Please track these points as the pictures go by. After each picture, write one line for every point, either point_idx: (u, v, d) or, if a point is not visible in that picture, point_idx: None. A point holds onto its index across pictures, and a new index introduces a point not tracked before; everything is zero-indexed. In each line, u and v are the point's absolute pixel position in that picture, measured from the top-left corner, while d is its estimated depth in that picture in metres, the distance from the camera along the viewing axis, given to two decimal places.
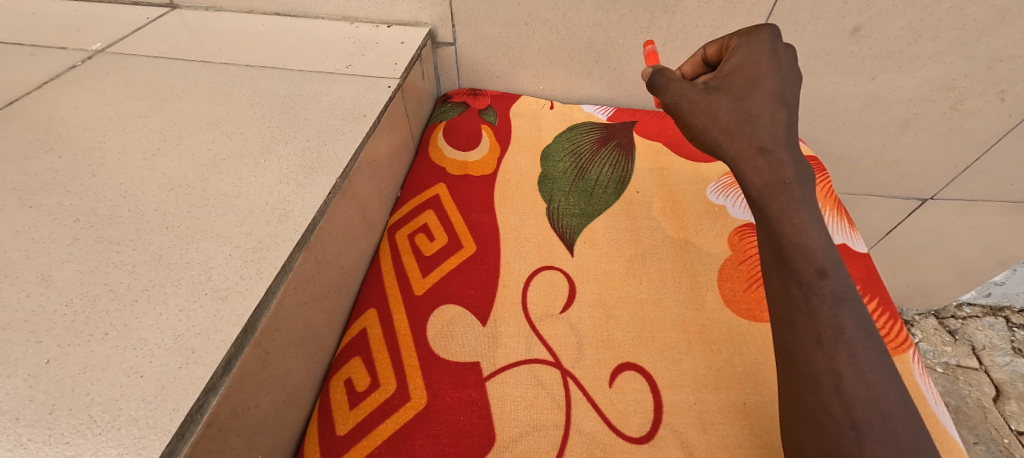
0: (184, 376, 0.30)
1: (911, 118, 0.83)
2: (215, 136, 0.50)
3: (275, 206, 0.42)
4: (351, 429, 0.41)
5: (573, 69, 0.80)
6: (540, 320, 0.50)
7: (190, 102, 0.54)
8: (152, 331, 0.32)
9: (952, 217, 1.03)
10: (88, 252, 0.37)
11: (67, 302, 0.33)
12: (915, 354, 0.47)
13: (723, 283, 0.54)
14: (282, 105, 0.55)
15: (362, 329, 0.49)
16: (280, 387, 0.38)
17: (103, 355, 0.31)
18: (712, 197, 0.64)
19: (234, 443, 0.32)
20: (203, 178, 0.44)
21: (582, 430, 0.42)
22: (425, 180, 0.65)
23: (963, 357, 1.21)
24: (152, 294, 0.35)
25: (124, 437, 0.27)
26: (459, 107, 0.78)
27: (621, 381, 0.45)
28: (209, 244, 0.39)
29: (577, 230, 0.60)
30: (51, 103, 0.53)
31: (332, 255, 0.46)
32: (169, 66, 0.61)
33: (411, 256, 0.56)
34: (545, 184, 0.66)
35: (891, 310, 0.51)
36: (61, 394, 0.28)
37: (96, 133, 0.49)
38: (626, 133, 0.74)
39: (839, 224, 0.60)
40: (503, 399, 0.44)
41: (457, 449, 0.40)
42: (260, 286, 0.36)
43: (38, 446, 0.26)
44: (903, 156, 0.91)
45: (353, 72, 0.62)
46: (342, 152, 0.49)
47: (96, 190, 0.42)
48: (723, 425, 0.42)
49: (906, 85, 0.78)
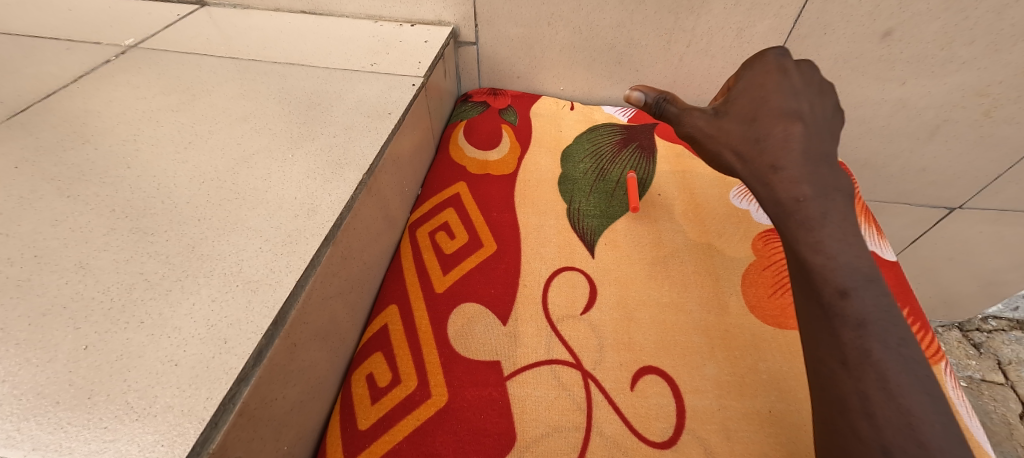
0: (217, 366, 0.30)
1: (941, 125, 0.81)
2: (244, 130, 0.50)
3: (303, 200, 0.43)
4: (372, 424, 0.41)
5: (594, 70, 0.80)
6: (560, 320, 0.50)
7: (220, 97, 0.55)
8: (186, 320, 0.33)
9: (981, 227, 1.00)
10: (123, 242, 0.38)
11: (104, 290, 0.34)
12: (947, 366, 0.46)
13: (746, 288, 0.53)
14: (309, 102, 0.56)
15: (384, 324, 0.49)
16: (306, 379, 0.38)
17: (139, 342, 0.31)
18: (735, 201, 0.63)
19: (262, 433, 0.33)
20: (233, 172, 0.45)
21: (603, 433, 0.41)
22: (446, 178, 0.66)
23: (988, 372, 1.18)
24: (185, 284, 0.35)
25: (160, 423, 0.27)
26: (479, 106, 0.78)
27: (643, 385, 0.45)
28: (239, 237, 0.39)
29: (597, 232, 0.60)
30: (87, 97, 0.54)
31: (356, 250, 0.46)
32: (198, 62, 0.62)
33: (432, 254, 0.56)
34: (565, 185, 0.66)
35: (922, 320, 0.49)
36: (100, 379, 0.29)
37: (130, 126, 0.50)
38: (647, 135, 0.74)
39: (866, 232, 0.59)
40: (523, 398, 0.44)
41: (478, 447, 0.40)
42: (290, 279, 0.36)
43: (79, 430, 0.27)
44: (931, 163, 0.88)
45: (378, 70, 0.63)
46: (367, 149, 0.50)
47: (130, 182, 0.43)
48: (747, 432, 0.41)
49: (936, 91, 0.76)
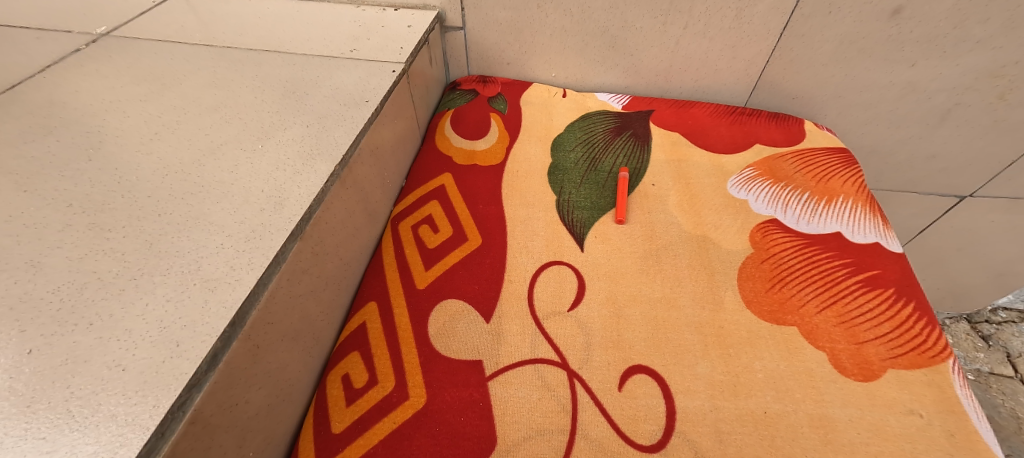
0: (167, 371, 0.28)
1: (953, 109, 0.77)
2: (214, 120, 0.48)
3: (270, 193, 0.41)
4: (347, 427, 0.40)
5: (588, 55, 0.77)
6: (546, 317, 0.48)
7: (191, 86, 0.53)
8: (138, 322, 0.31)
9: (992, 216, 0.97)
10: (78, 239, 0.36)
11: (54, 290, 0.32)
12: (955, 364, 0.43)
13: (743, 282, 0.50)
14: (283, 90, 0.53)
15: (362, 322, 0.47)
16: (273, 382, 0.36)
17: (86, 346, 0.29)
18: (733, 191, 0.61)
19: (221, 440, 0.31)
20: (199, 164, 0.43)
21: (588, 436, 0.39)
22: (431, 169, 0.63)
23: (997, 365, 1.18)
24: (140, 283, 0.33)
25: (102, 434, 0.26)
26: (468, 94, 0.76)
27: (631, 385, 0.43)
28: (201, 233, 0.37)
29: (587, 224, 0.57)
30: (53, 86, 0.52)
31: (330, 245, 0.44)
32: (171, 50, 0.59)
33: (414, 248, 0.54)
34: (555, 175, 0.63)
35: (929, 315, 0.47)
36: (42, 387, 0.27)
37: (95, 117, 0.48)
38: (642, 123, 0.71)
39: (871, 222, 0.56)
40: (505, 400, 0.41)
41: (456, 452, 0.38)
42: (250, 278, 0.34)
43: (14, 441, 0.25)
44: (941, 150, 0.85)
45: (358, 56, 0.60)
46: (342, 138, 0.47)
47: (91, 175, 0.41)
48: (740, 435, 0.39)
49: (948, 73, 0.72)
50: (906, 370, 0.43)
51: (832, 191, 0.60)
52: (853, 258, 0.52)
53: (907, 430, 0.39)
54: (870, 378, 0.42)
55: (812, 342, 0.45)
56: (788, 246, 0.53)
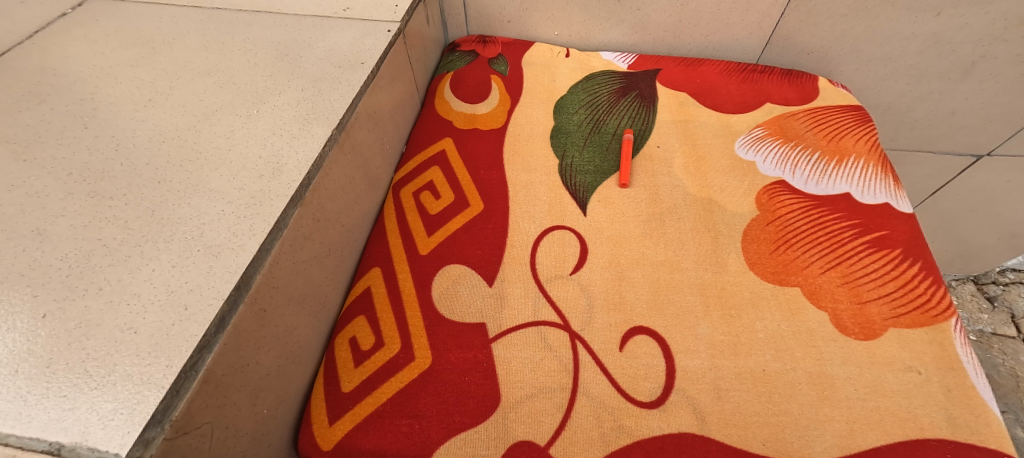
0: (177, 333, 0.29)
1: (978, 61, 0.73)
2: (207, 85, 0.47)
3: (268, 159, 0.40)
4: (356, 386, 0.41)
5: (592, 11, 0.73)
6: (549, 281, 0.48)
7: (181, 50, 0.51)
8: (146, 287, 0.31)
9: (1009, 176, 0.94)
10: (81, 207, 0.36)
11: (62, 257, 0.33)
12: (958, 323, 0.43)
13: (747, 244, 0.50)
14: (276, 53, 0.52)
15: (367, 287, 0.48)
16: (282, 344, 0.37)
17: (97, 310, 0.30)
18: (741, 152, 0.59)
19: (235, 398, 0.32)
20: (195, 130, 0.42)
21: (589, 394, 0.40)
22: (431, 134, 0.62)
23: (1000, 325, 1.18)
24: (145, 250, 0.33)
25: (119, 392, 0.27)
26: (468, 56, 0.73)
27: (632, 346, 0.43)
28: (201, 200, 0.37)
29: (590, 188, 0.56)
30: (42, 53, 0.50)
31: (332, 212, 0.44)
32: (159, 13, 0.57)
33: (416, 214, 0.54)
34: (557, 138, 0.62)
35: (935, 275, 0.46)
36: (59, 348, 0.28)
37: (88, 84, 0.47)
38: (648, 82, 0.68)
39: (882, 182, 0.54)
40: (508, 360, 0.42)
41: (462, 409, 0.40)
42: (253, 244, 0.34)
43: (38, 399, 0.26)
44: (962, 106, 0.81)
45: (351, 15, 0.58)
46: (339, 102, 0.46)
47: (88, 143, 0.41)
48: (738, 392, 0.40)
49: (976, 22, 0.68)
50: (907, 328, 0.43)
51: (844, 151, 0.58)
52: (862, 219, 0.51)
53: (905, 386, 0.39)
54: (870, 337, 0.43)
55: (815, 303, 0.45)
56: (795, 208, 0.52)
